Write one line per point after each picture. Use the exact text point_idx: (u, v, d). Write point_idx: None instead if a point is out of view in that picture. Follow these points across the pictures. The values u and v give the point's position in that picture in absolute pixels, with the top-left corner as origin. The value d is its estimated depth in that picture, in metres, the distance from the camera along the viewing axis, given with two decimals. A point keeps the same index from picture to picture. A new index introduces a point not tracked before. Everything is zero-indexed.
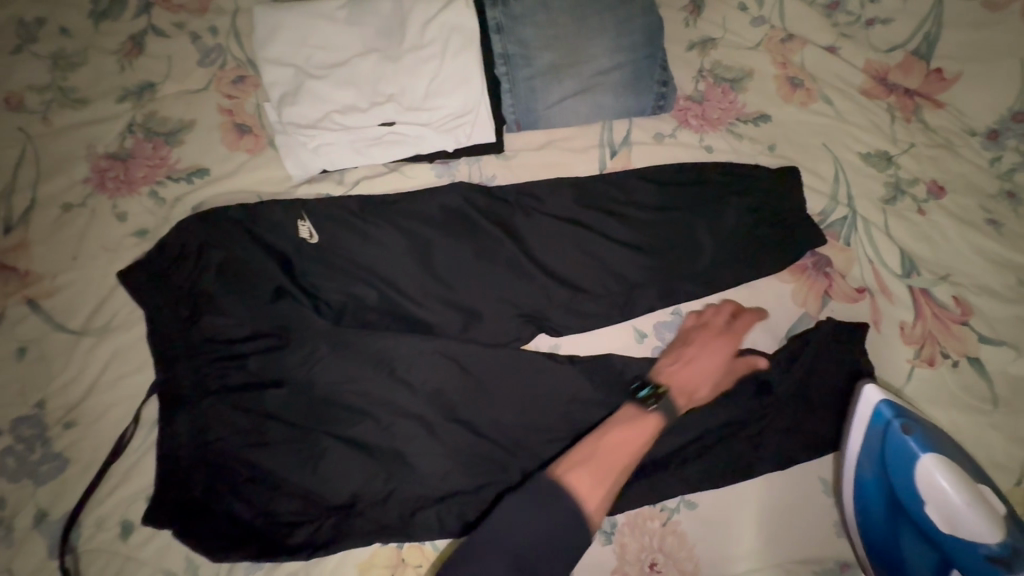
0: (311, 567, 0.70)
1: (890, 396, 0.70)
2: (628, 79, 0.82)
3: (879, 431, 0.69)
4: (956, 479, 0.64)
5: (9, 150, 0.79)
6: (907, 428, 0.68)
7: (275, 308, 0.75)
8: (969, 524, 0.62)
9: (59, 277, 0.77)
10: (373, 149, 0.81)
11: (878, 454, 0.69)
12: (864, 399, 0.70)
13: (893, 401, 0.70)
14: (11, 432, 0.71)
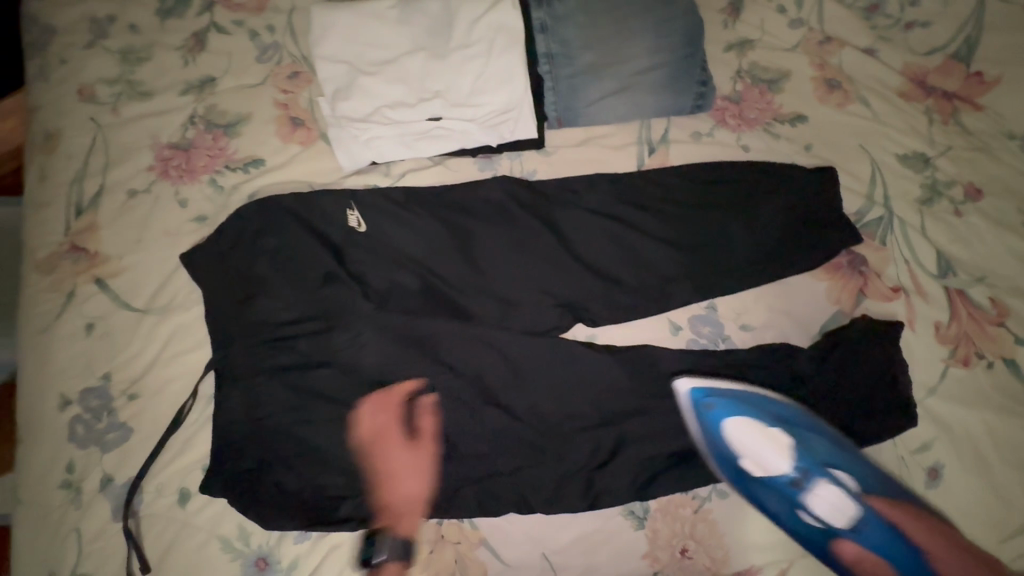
0: (357, 539, 0.75)
1: (692, 378, 0.76)
2: (668, 79, 0.85)
3: (702, 413, 0.75)
4: (754, 429, 0.77)
5: (81, 139, 0.84)
6: (717, 397, 0.75)
7: (325, 292, 0.79)
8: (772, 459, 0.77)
9: (124, 259, 0.81)
10: (420, 143, 0.84)
11: (709, 433, 0.76)
12: (679, 392, 0.75)
13: (698, 382, 0.76)
14: (81, 401, 0.77)
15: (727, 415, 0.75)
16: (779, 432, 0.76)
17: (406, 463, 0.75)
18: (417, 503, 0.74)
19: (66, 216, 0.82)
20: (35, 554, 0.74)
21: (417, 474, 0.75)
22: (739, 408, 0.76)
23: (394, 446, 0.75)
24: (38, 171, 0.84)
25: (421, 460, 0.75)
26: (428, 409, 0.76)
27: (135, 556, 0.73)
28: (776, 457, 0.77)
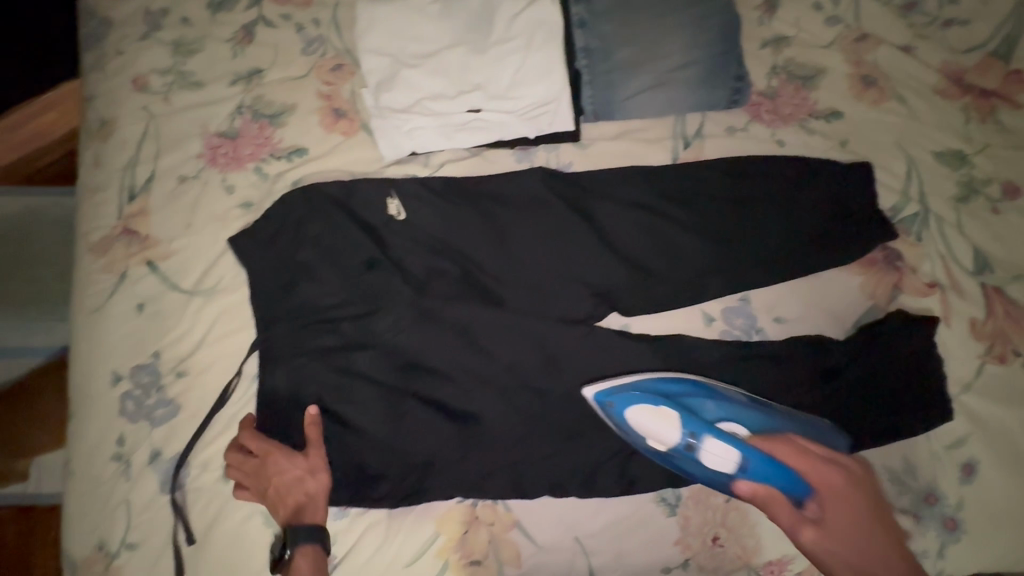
0: (395, 517, 0.77)
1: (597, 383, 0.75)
2: (705, 74, 0.86)
3: (612, 410, 0.74)
4: (654, 415, 0.73)
5: (135, 126, 0.87)
6: (621, 395, 0.74)
7: (367, 278, 0.81)
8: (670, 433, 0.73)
9: (174, 242, 0.84)
10: (459, 134, 0.86)
11: (624, 427, 0.74)
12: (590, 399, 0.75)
13: (603, 385, 0.75)
14: (131, 378, 0.80)
15: (627, 404, 0.73)
16: (666, 406, 0.73)
17: (300, 469, 0.73)
18: (316, 499, 0.73)
19: (119, 200, 0.85)
20: (88, 523, 0.77)
21: (312, 476, 0.73)
22: (636, 398, 0.73)
23: (281, 453, 0.74)
24: (93, 157, 0.87)
25: (315, 463, 0.74)
26: (316, 421, 0.75)
27: (181, 528, 0.76)
28: (676, 428, 0.72)
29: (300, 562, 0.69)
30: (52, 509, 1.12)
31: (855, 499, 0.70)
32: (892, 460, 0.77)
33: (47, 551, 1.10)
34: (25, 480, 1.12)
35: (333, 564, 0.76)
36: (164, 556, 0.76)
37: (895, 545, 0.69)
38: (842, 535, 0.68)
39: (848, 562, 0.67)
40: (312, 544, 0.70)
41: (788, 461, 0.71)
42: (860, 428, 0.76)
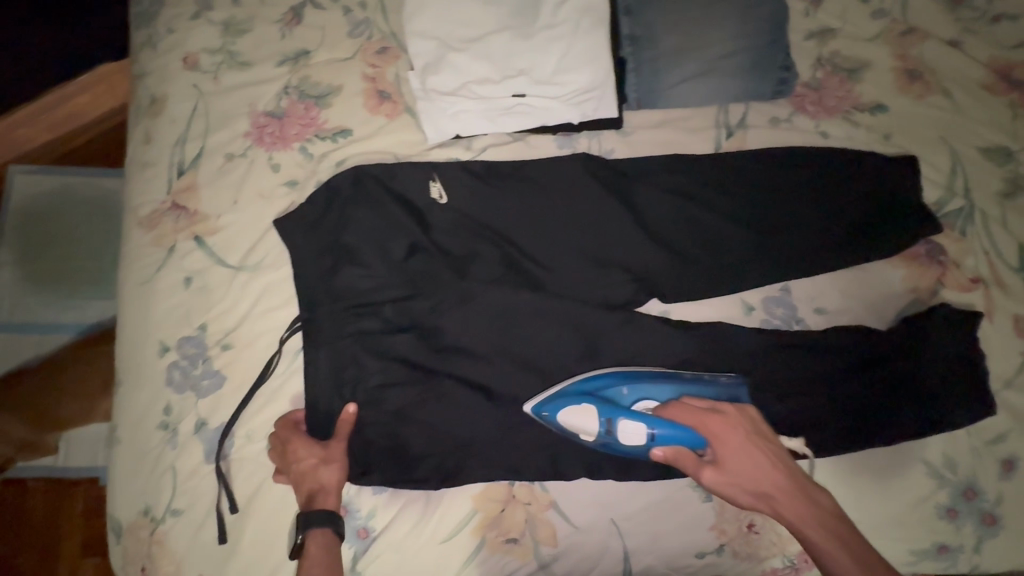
0: (434, 495, 0.78)
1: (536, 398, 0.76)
2: (750, 63, 0.86)
3: (551, 415, 0.75)
4: (580, 412, 0.74)
5: (184, 104, 0.89)
6: (554, 402, 0.75)
7: (411, 260, 0.82)
8: (595, 425, 0.74)
9: (221, 219, 0.86)
10: (503, 118, 0.87)
11: (563, 428, 0.75)
12: (536, 413, 0.75)
13: (541, 399, 0.76)
14: (178, 349, 0.82)
15: (559, 406, 0.75)
16: (584, 400, 0.75)
17: (316, 457, 0.75)
18: (329, 487, 0.74)
19: (168, 176, 0.87)
20: (134, 488, 0.79)
21: (329, 464, 0.75)
22: (563, 402, 0.75)
23: (299, 442, 0.76)
24: (144, 133, 0.89)
25: (332, 452, 0.76)
26: (351, 420, 0.76)
27: (225, 497, 0.78)
28: (593, 418, 0.74)
29: (309, 545, 0.71)
30: (82, 481, 1.12)
31: (737, 433, 0.72)
32: (931, 454, 0.77)
33: (77, 520, 1.10)
34: (55, 453, 1.10)
35: (372, 537, 0.77)
36: (209, 523, 0.78)
37: (787, 464, 0.72)
38: (740, 469, 0.71)
39: (751, 492, 0.71)
40: (323, 528, 0.71)
41: (677, 418, 0.75)
42: (900, 419, 0.76)
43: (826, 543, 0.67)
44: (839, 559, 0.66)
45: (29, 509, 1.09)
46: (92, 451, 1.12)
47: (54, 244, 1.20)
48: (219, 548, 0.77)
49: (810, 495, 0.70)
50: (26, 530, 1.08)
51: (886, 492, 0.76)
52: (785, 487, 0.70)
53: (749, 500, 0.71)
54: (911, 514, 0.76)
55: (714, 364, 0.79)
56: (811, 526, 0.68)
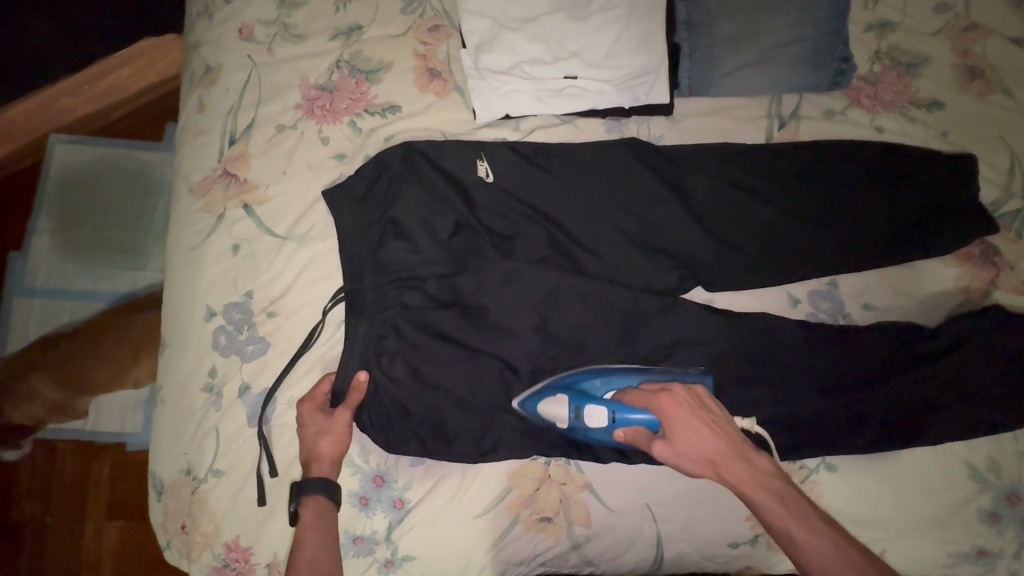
0: (470, 470, 0.79)
1: (524, 393, 0.78)
2: (808, 54, 0.85)
3: (532, 407, 0.77)
4: (552, 403, 0.75)
5: (239, 74, 0.90)
6: (535, 395, 0.77)
7: (456, 238, 0.83)
8: (565, 414, 0.74)
9: (271, 188, 0.87)
10: (555, 100, 0.87)
11: (543, 419, 0.76)
12: (523, 409, 0.78)
13: (527, 394, 0.78)
14: (224, 314, 0.83)
15: (538, 399, 0.76)
16: (557, 390, 0.76)
17: (317, 427, 0.76)
18: (324, 455, 0.75)
19: (221, 144, 0.88)
20: (176, 448, 0.81)
21: (326, 435, 0.75)
22: (541, 395, 0.77)
23: (307, 409, 0.77)
24: (197, 101, 0.91)
25: (333, 423, 0.75)
26: (362, 388, 0.77)
27: (265, 461, 0.80)
28: (561, 406, 0.74)
29: (303, 512, 0.71)
30: (108, 445, 1.14)
31: (679, 405, 0.69)
32: (974, 456, 0.78)
33: (103, 484, 1.12)
34: (85, 417, 1.11)
35: (408, 508, 0.78)
36: (249, 485, 0.80)
37: (729, 431, 0.68)
38: (685, 442, 0.67)
39: (697, 462, 0.68)
40: (316, 495, 0.72)
41: (630, 398, 0.73)
42: (947, 418, 0.75)
43: (770, 505, 0.64)
44: (783, 520, 0.63)
45: (58, 470, 1.12)
46: (119, 417, 1.13)
47: (92, 212, 1.21)
48: (258, 510, 0.79)
49: (752, 459, 0.66)
50: (56, 490, 1.11)
51: (923, 493, 0.77)
52: (727, 453, 0.67)
53: (696, 469, 0.68)
54: (947, 515, 0.77)
55: (756, 354, 0.79)
56: (755, 489, 0.65)
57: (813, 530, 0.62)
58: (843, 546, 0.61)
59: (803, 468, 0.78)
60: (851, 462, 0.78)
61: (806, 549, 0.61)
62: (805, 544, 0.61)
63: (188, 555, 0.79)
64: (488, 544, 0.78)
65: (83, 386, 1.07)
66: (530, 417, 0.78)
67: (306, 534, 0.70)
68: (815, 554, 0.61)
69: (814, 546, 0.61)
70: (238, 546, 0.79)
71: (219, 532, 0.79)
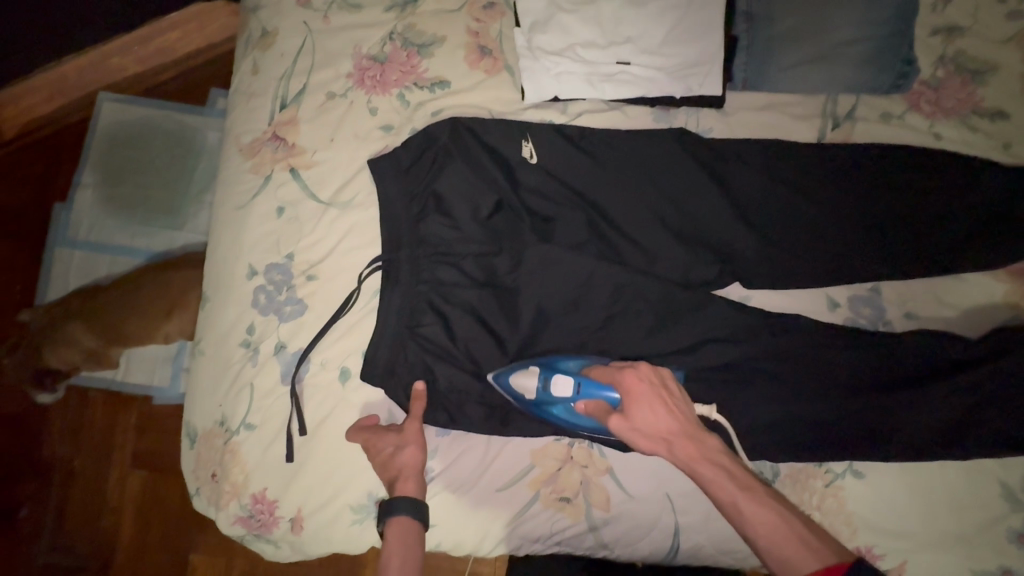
0: (494, 445, 0.80)
1: (500, 368, 0.78)
2: (870, 54, 0.83)
3: (503, 380, 0.76)
4: (520, 373, 0.75)
5: (294, 39, 0.92)
6: (508, 368, 0.76)
7: (496, 217, 0.83)
8: (533, 384, 0.74)
9: (318, 154, 0.88)
10: (605, 85, 0.86)
11: (511, 391, 0.76)
12: (496, 381, 0.77)
13: (502, 369, 0.77)
14: (265, 274, 0.85)
15: (509, 371, 0.75)
16: (530, 364, 0.76)
17: (392, 444, 0.76)
18: (407, 473, 0.75)
19: (272, 108, 0.90)
20: (212, 399, 0.84)
21: (405, 448, 0.75)
22: (512, 369, 0.76)
23: (376, 436, 0.77)
24: (252, 64, 0.92)
25: (407, 436, 0.76)
26: (422, 397, 0.77)
27: (295, 419, 0.82)
28: (531, 377, 0.74)
29: (387, 531, 0.72)
30: (136, 397, 1.17)
31: (641, 381, 0.68)
32: (1007, 475, 0.77)
33: (129, 433, 1.16)
34: (116, 367, 1.14)
35: (431, 477, 0.80)
36: (279, 440, 0.82)
37: (683, 410, 0.69)
38: (642, 416, 0.67)
39: (652, 439, 0.67)
40: (401, 516, 0.72)
41: (596, 374, 0.73)
42: (980, 433, 0.75)
43: (720, 481, 0.64)
44: (732, 495, 0.63)
45: (88, 416, 1.16)
46: (149, 370, 1.16)
47: (134, 169, 1.23)
48: (286, 465, 0.82)
49: (704, 438, 0.67)
50: (85, 435, 1.15)
51: (949, 509, 0.76)
52: (681, 429, 0.67)
53: (650, 447, 0.67)
54: (973, 534, 0.76)
55: (790, 354, 0.78)
56: (706, 466, 0.65)
57: (762, 503, 0.62)
58: (788, 518, 0.62)
59: (829, 473, 0.78)
60: (877, 471, 0.77)
61: (755, 522, 0.62)
62: (753, 517, 0.62)
63: (216, 502, 0.83)
64: (508, 517, 0.79)
65: (113, 336, 1.09)
66: (500, 390, 0.77)
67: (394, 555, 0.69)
68: (762, 525, 0.62)
69: (762, 520, 0.62)
70: (264, 499, 0.81)
71: (247, 483, 0.82)
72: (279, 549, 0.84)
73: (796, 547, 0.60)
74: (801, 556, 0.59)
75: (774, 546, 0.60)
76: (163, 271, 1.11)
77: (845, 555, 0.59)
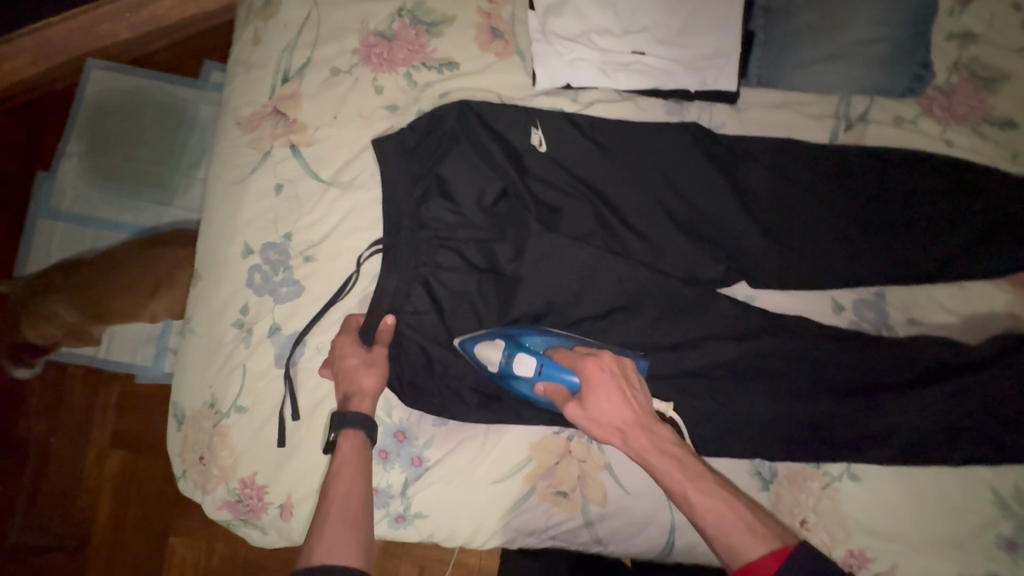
0: (491, 436, 0.79)
1: (468, 334, 0.76)
2: (887, 55, 0.82)
3: (469, 348, 0.75)
4: (486, 343, 0.74)
5: (299, 11, 0.88)
6: (475, 335, 0.75)
7: (502, 204, 0.81)
8: (496, 356, 0.73)
9: (320, 131, 0.85)
10: (619, 74, 0.84)
11: (475, 358, 0.75)
12: (461, 346, 0.76)
13: (471, 335, 0.76)
14: (261, 254, 0.82)
15: (475, 340, 0.74)
16: (496, 336, 0.75)
17: (358, 358, 0.75)
18: (366, 393, 0.73)
19: (273, 81, 0.87)
20: (202, 379, 0.82)
21: (368, 367, 0.74)
22: (479, 336, 0.75)
23: (346, 341, 0.76)
24: (254, 34, 0.89)
25: (375, 357, 0.75)
26: (390, 330, 0.76)
27: (288, 403, 0.80)
28: (495, 350, 0.73)
29: (341, 445, 0.69)
30: (118, 375, 1.13)
31: (601, 371, 0.67)
32: (1000, 483, 0.77)
33: (109, 412, 1.12)
34: (97, 344, 1.10)
35: (426, 467, 0.78)
36: (270, 424, 0.80)
37: (642, 402, 0.67)
38: (598, 405, 0.66)
39: (605, 428, 0.66)
40: (355, 430, 0.70)
41: (559, 358, 0.72)
42: (974, 439, 0.75)
43: (670, 470, 0.63)
44: (681, 482, 0.62)
45: (66, 394, 1.12)
46: (132, 349, 1.12)
47: (121, 141, 1.19)
48: (277, 450, 0.80)
49: (658, 428, 0.65)
50: (62, 413, 1.11)
51: (942, 515, 0.77)
52: (636, 420, 0.65)
53: (603, 435, 0.67)
54: (964, 539, 0.76)
55: (792, 355, 0.78)
56: (659, 457, 0.64)
57: (709, 491, 0.61)
58: (735, 505, 0.61)
59: (826, 476, 0.78)
60: (873, 474, 0.78)
61: (702, 510, 0.60)
62: (700, 504, 0.61)
63: (204, 486, 0.80)
64: (502, 510, 0.78)
65: (97, 312, 1.05)
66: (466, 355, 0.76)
67: (345, 466, 0.67)
68: (709, 513, 0.60)
69: (708, 508, 0.60)
70: (253, 484, 0.79)
71: (236, 467, 0.79)
72: (265, 535, 0.82)
73: (740, 534, 0.58)
74: (747, 542, 0.58)
75: (720, 532, 0.59)
76: (150, 249, 1.06)
77: (788, 539, 0.58)
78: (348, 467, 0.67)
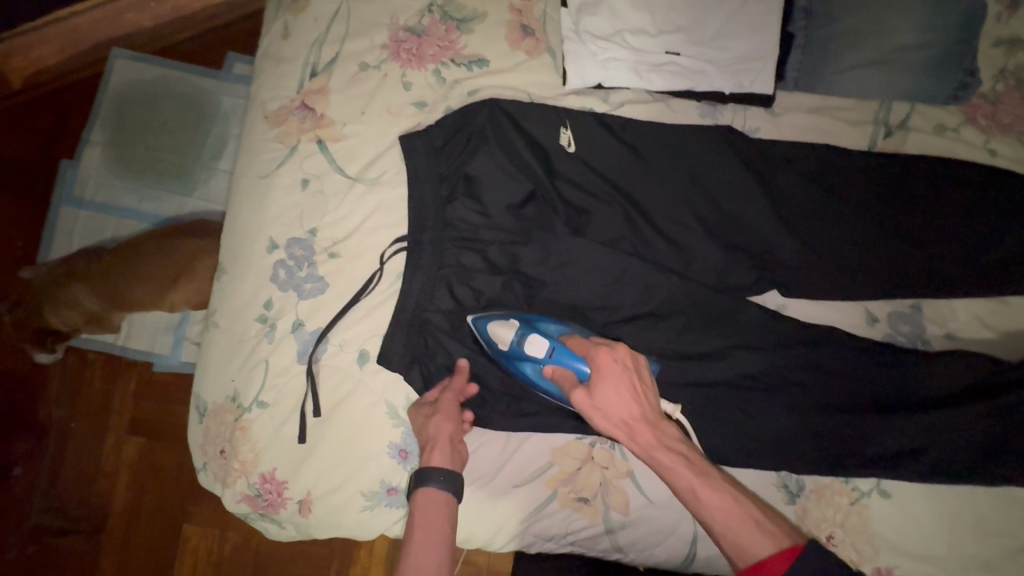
0: (513, 440, 0.78)
1: (484, 313, 0.76)
2: (931, 61, 0.79)
3: (482, 326, 0.74)
4: (501, 322, 0.73)
5: (329, 5, 0.88)
6: (489, 315, 0.75)
7: (530, 205, 0.80)
8: (508, 333, 0.72)
9: (347, 126, 0.85)
10: (652, 75, 0.82)
11: (487, 337, 0.74)
12: (474, 324, 0.75)
13: (486, 314, 0.76)
14: (286, 249, 0.82)
15: (487, 318, 0.74)
16: (511, 317, 0.74)
17: (428, 411, 0.74)
18: (436, 443, 0.71)
19: (301, 76, 0.86)
20: (224, 373, 0.82)
21: (436, 416, 0.72)
22: (493, 315, 0.74)
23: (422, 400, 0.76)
24: (283, 28, 0.89)
25: (443, 406, 0.73)
26: (462, 372, 0.76)
27: (310, 399, 0.80)
28: (508, 329, 0.72)
29: (421, 500, 0.68)
30: (137, 363, 1.14)
31: (614, 362, 0.64)
32: None
33: (127, 399, 1.13)
34: (117, 331, 1.11)
35: None
36: (292, 420, 0.80)
37: (650, 398, 0.65)
38: (606, 396, 0.64)
39: (610, 421, 0.64)
40: (434, 486, 0.68)
41: (574, 345, 0.70)
42: (1014, 461, 0.73)
43: (676, 467, 0.61)
44: (688, 479, 0.61)
45: (84, 382, 1.13)
46: (150, 337, 1.13)
47: (145, 130, 1.19)
48: (298, 446, 0.80)
49: (664, 425, 0.64)
50: (81, 399, 1.13)
51: (975, 535, 0.75)
52: (643, 415, 0.63)
53: (608, 428, 0.65)
54: (998, 561, 0.74)
55: (824, 367, 0.76)
56: (665, 453, 0.62)
57: (716, 489, 0.60)
58: (743, 501, 0.60)
59: (855, 492, 0.76)
60: (903, 491, 0.76)
61: (709, 507, 0.59)
62: (707, 501, 0.60)
63: (224, 479, 0.81)
64: (523, 514, 0.77)
65: (115, 300, 1.04)
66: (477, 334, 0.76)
67: (423, 524, 0.65)
68: (716, 510, 0.59)
69: (715, 506, 0.60)
70: (273, 479, 0.79)
71: (257, 461, 0.79)
72: (282, 529, 0.82)
73: (748, 531, 0.58)
74: (754, 539, 0.57)
75: (728, 529, 0.58)
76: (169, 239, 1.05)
77: (796, 536, 0.58)
78: (428, 526, 0.65)
